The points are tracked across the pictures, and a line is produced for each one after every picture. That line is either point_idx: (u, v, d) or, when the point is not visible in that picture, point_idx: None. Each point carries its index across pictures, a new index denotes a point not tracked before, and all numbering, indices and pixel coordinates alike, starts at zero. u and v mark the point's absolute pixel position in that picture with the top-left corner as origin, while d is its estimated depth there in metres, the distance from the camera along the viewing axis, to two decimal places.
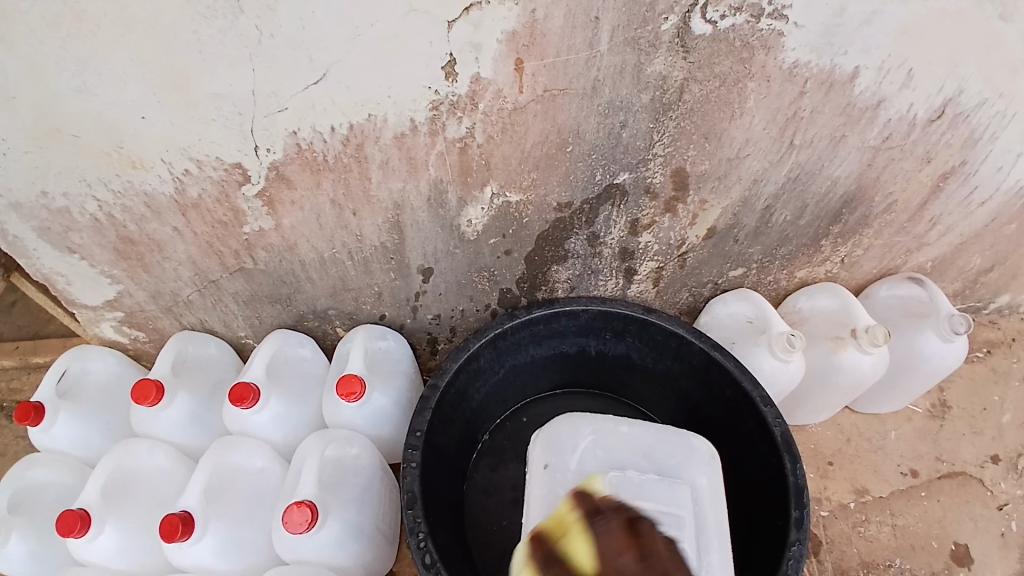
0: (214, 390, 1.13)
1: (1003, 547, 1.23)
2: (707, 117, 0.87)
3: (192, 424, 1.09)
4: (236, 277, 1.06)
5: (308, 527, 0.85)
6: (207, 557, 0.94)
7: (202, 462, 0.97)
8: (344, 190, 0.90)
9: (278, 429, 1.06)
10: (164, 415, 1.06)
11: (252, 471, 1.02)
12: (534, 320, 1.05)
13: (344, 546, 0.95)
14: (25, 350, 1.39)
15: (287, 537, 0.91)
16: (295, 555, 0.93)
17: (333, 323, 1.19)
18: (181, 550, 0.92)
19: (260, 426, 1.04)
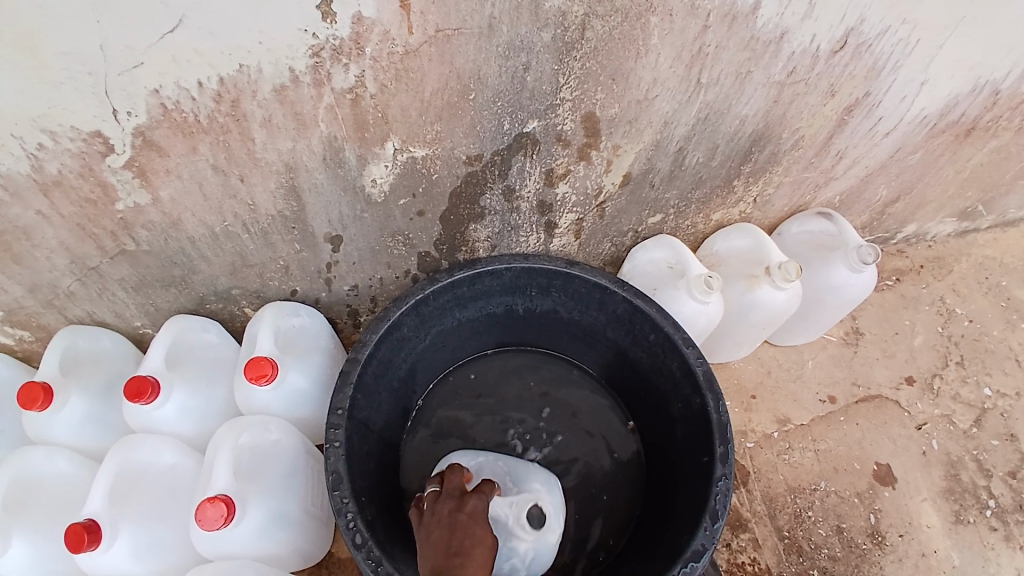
0: (115, 387, 1.03)
1: (925, 464, 1.32)
2: (612, 56, 0.83)
3: (93, 425, 0.99)
4: (119, 261, 0.95)
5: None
6: (123, 561, 0.87)
7: (105, 465, 0.88)
8: (226, 154, 0.81)
9: (188, 421, 0.98)
10: (58, 418, 0.95)
11: (163, 468, 0.93)
12: (457, 282, 1.01)
13: (272, 534, 0.90)
14: None
15: (206, 534, 0.85)
16: (219, 550, 0.88)
17: (241, 304, 1.10)
18: (90, 560, 0.85)
19: (165, 420, 0.95)
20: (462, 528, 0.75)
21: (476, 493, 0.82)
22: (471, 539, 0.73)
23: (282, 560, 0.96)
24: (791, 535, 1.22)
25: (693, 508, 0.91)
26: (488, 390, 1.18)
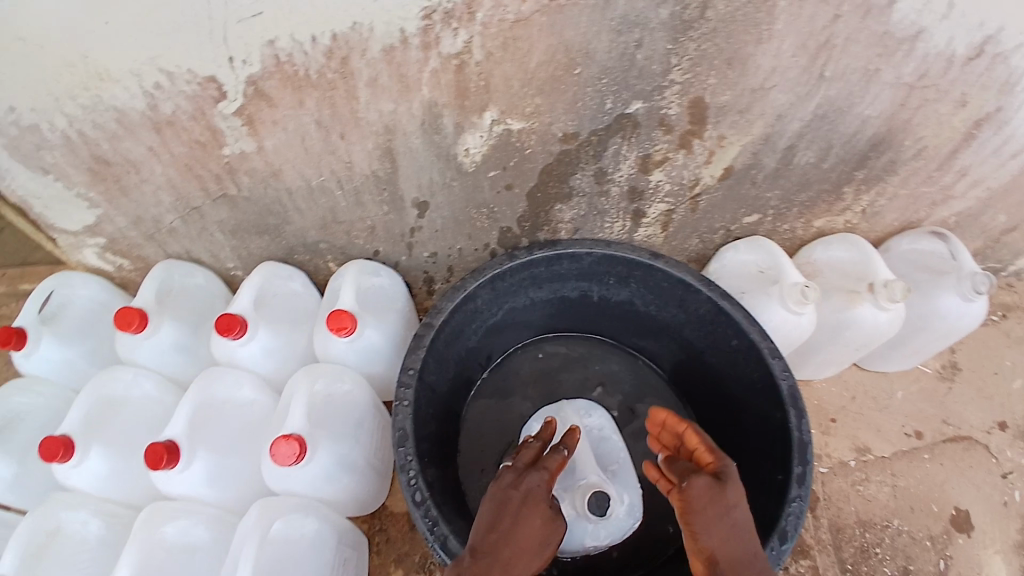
0: (201, 321, 1.09)
1: (1008, 518, 1.20)
2: (731, 40, 0.79)
3: (178, 353, 1.05)
4: (220, 204, 1.00)
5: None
6: (197, 482, 0.92)
7: (190, 392, 0.93)
8: (330, 110, 0.83)
9: (268, 361, 1.03)
10: (150, 343, 1.01)
11: (241, 402, 0.98)
12: (535, 261, 0.99)
13: (333, 478, 0.93)
14: (13, 276, 1.35)
15: (275, 469, 0.89)
16: (284, 486, 0.91)
17: (326, 258, 1.14)
18: (167, 481, 0.90)
19: (248, 357, 1.00)
20: (508, 506, 0.73)
21: (536, 468, 0.78)
22: (512, 521, 0.72)
23: (340, 505, 0.99)
24: (855, 569, 1.15)
25: (761, 527, 0.87)
26: (555, 375, 1.17)
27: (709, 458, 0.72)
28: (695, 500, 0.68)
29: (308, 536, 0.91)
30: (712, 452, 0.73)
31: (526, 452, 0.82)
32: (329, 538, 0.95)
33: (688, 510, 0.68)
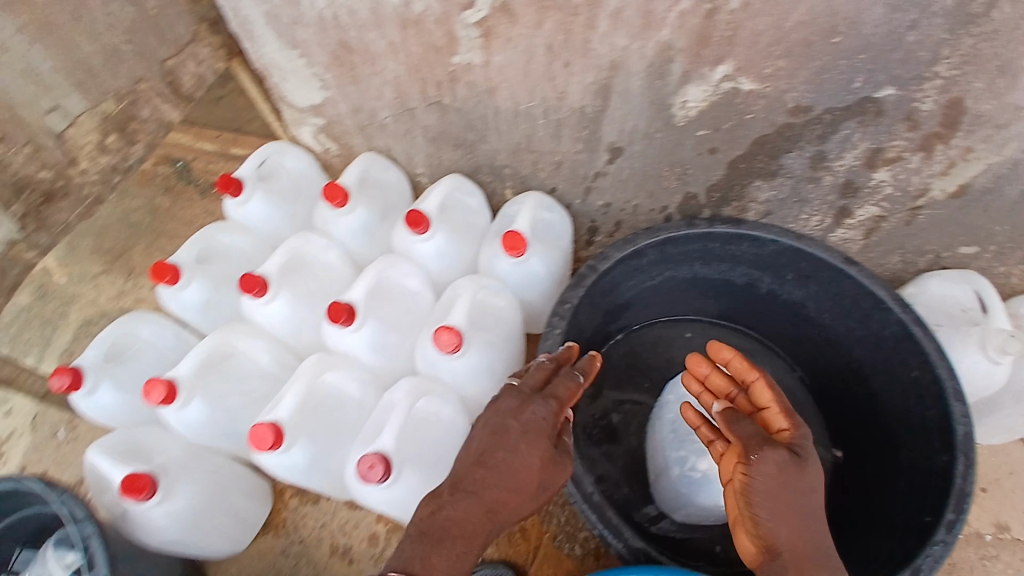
0: (387, 212, 1.18)
1: None
2: (1016, 44, 0.70)
3: (363, 234, 1.14)
4: (432, 110, 1.07)
5: (384, 458, 0.80)
6: (363, 346, 1.00)
7: (372, 267, 1.03)
8: (564, 36, 0.84)
9: (437, 263, 1.11)
10: (344, 221, 1.13)
11: (409, 290, 1.07)
12: (714, 235, 0.96)
13: (476, 378, 0.99)
14: (224, 139, 1.53)
15: (430, 353, 0.98)
16: (432, 370, 0.99)
17: (504, 184, 1.19)
18: (336, 341, 1.01)
19: (422, 254, 1.09)
20: (508, 438, 0.67)
21: (542, 398, 0.70)
22: (508, 453, 0.66)
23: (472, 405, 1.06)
24: None
25: (890, 565, 0.81)
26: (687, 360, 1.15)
27: (784, 424, 0.69)
28: (771, 471, 0.64)
29: (443, 423, 0.95)
30: (789, 417, 0.69)
31: (537, 372, 0.75)
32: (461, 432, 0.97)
33: (752, 485, 0.65)
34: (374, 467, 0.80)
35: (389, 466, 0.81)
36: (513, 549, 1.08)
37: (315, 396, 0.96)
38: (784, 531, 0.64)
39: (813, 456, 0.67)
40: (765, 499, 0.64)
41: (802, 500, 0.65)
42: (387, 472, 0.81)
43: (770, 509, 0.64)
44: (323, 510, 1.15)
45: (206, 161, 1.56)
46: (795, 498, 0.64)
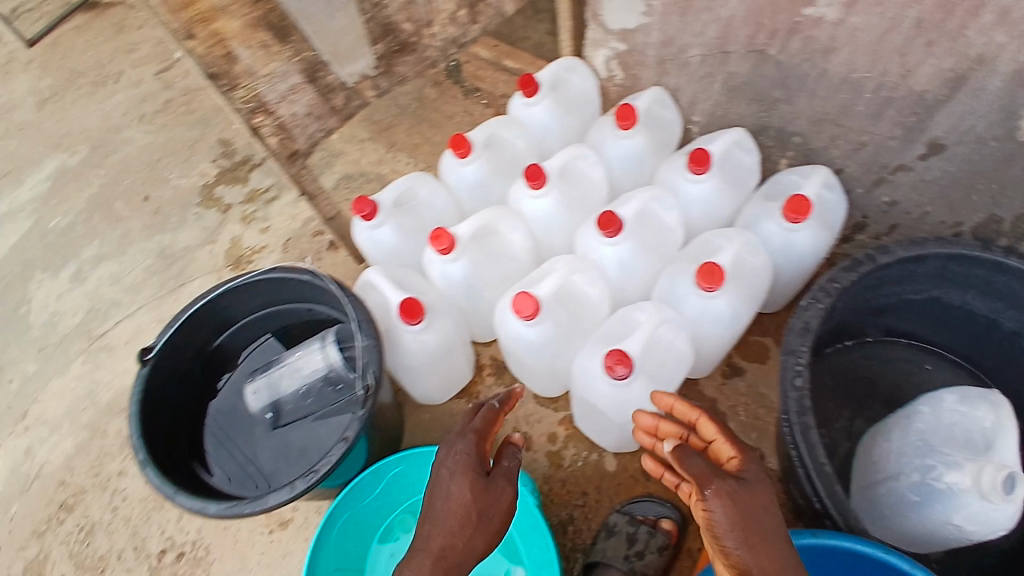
0: (655, 150, 1.25)
1: None
2: None
3: (629, 162, 1.25)
4: (748, 58, 1.17)
5: (628, 357, 0.94)
6: (614, 260, 1.14)
7: (641, 193, 1.14)
8: (942, 15, 0.95)
9: (697, 208, 1.20)
10: (619, 145, 1.23)
11: (662, 224, 1.16)
12: (1003, 269, 1.03)
13: (706, 320, 1.09)
14: (500, 50, 1.67)
15: (678, 282, 1.10)
16: (671, 300, 1.12)
17: (781, 151, 1.25)
18: (592, 250, 1.15)
19: (686, 195, 1.19)
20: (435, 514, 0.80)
21: (465, 434, 0.85)
22: (444, 501, 0.80)
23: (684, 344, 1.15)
24: None
25: None
26: (902, 382, 1.26)
27: (733, 453, 0.79)
28: (719, 506, 0.73)
29: (677, 351, 1.04)
30: (737, 447, 0.79)
31: (453, 458, 0.83)
32: (687, 364, 1.06)
33: (714, 518, 0.73)
34: (620, 361, 0.94)
35: (632, 365, 0.95)
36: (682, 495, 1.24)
37: (568, 292, 1.09)
38: (751, 553, 0.72)
39: (755, 475, 0.77)
40: (718, 533, 0.73)
41: (755, 519, 0.73)
42: (629, 369, 0.95)
43: (733, 544, 0.73)
44: (514, 396, 1.33)
45: (475, 65, 1.70)
46: (754, 521, 0.73)
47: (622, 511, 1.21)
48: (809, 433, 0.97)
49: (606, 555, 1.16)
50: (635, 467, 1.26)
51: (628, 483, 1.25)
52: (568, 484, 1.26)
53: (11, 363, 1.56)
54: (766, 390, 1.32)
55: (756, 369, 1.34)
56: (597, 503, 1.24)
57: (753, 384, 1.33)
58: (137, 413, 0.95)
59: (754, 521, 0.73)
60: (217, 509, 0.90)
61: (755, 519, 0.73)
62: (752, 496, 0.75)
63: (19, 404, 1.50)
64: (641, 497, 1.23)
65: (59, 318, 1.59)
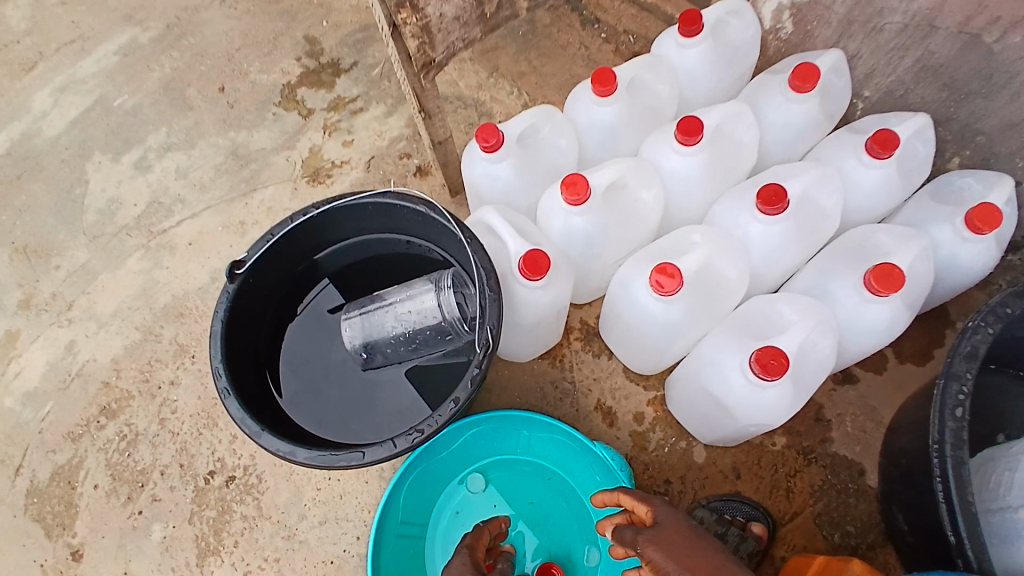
0: (818, 121, 1.18)
1: None
2: None
3: (788, 130, 1.18)
4: (957, 38, 1.05)
5: (781, 359, 0.83)
6: (766, 240, 1.03)
7: (808, 173, 1.02)
8: None
9: (859, 197, 1.14)
10: (784, 107, 1.15)
11: (820, 208, 1.04)
12: None
13: (861, 323, 1.01)
14: None
15: (838, 274, 1.03)
16: (825, 295, 1.04)
17: (957, 147, 1.18)
18: (740, 227, 1.05)
19: (854, 180, 1.13)
20: None
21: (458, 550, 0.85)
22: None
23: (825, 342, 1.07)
24: None
25: None
26: None
27: (644, 507, 0.79)
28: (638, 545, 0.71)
29: (821, 356, 0.93)
30: (643, 503, 0.80)
31: None
32: (827, 371, 0.96)
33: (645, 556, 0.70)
34: (777, 360, 0.83)
35: (788, 366, 0.84)
36: (772, 500, 1.16)
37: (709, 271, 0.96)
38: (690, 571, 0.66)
39: (663, 511, 0.77)
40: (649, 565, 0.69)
41: (682, 542, 0.70)
42: (784, 371, 0.84)
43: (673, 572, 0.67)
44: (603, 366, 1.22)
45: None
46: (680, 545, 0.70)
47: (709, 507, 1.13)
48: (962, 469, 0.88)
49: None
50: (725, 463, 1.18)
51: (716, 478, 1.16)
52: (651, 469, 1.17)
53: (60, 249, 1.46)
54: (877, 403, 1.22)
55: (869, 380, 1.24)
56: (680, 494, 1.16)
57: (864, 395, 1.23)
58: (223, 334, 0.87)
59: (678, 544, 0.69)
60: (306, 456, 0.81)
61: (681, 542, 0.70)
62: (671, 528, 0.73)
63: (70, 293, 1.41)
64: (729, 495, 1.15)
65: (118, 207, 1.49)
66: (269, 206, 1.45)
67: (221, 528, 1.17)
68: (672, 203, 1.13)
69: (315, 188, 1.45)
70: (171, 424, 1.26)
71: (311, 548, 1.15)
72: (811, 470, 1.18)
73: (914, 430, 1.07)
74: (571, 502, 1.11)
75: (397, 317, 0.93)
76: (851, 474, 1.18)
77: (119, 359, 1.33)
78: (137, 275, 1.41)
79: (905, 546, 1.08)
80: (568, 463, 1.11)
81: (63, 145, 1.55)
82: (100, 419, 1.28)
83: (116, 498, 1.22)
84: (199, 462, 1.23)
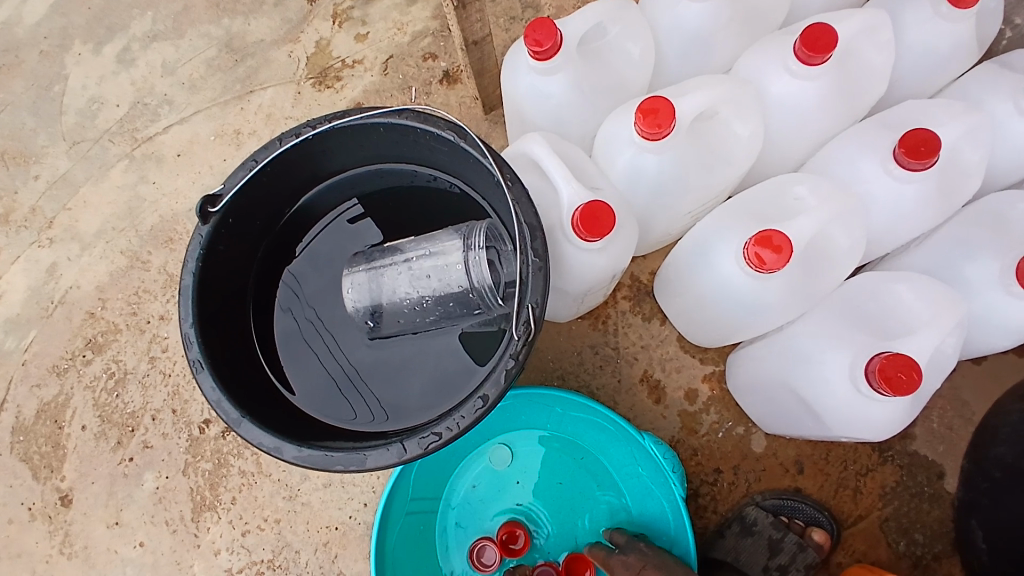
0: (969, 49, 0.88)
1: None
2: None
3: (930, 58, 0.88)
4: None
5: (914, 374, 0.62)
6: (893, 200, 0.78)
7: (965, 116, 0.76)
8: None
9: (1014, 153, 0.86)
10: (933, 25, 0.86)
11: (967, 163, 0.78)
12: None
13: (995, 322, 0.78)
14: None
15: (975, 251, 0.79)
16: (953, 277, 0.80)
17: None
18: (860, 180, 0.79)
19: (1011, 134, 0.85)
20: None
21: None
22: None
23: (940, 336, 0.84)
24: None
25: None
26: None
27: None
28: None
29: (946, 357, 0.72)
30: None
31: None
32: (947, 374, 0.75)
33: None
34: (907, 374, 0.62)
35: (919, 383, 0.63)
36: (835, 501, 0.99)
37: (818, 240, 0.73)
38: None
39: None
40: None
41: None
42: (913, 389, 0.63)
43: None
44: (653, 333, 1.02)
45: None
46: None
47: (764, 507, 0.98)
48: None
49: (738, 559, 0.96)
50: (787, 455, 0.99)
51: (774, 472, 0.99)
52: (700, 455, 0.99)
53: (38, 156, 1.26)
54: (970, 397, 0.99)
55: (965, 369, 1.00)
56: (730, 486, 0.99)
57: (955, 386, 1.00)
58: (194, 291, 0.68)
59: None
60: (295, 455, 0.64)
61: None
62: None
63: (51, 209, 1.24)
64: (789, 494, 0.98)
65: (99, 108, 1.26)
66: (267, 113, 1.21)
67: (217, 483, 1.07)
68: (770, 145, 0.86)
69: (321, 93, 1.20)
70: (162, 363, 1.13)
71: (313, 512, 1.04)
72: (885, 470, 0.99)
73: None
74: (604, 487, 0.96)
75: (414, 280, 0.73)
76: (928, 476, 0.98)
77: (104, 287, 1.17)
78: (122, 190, 1.22)
79: (980, 568, 0.92)
80: (605, 446, 0.94)
81: (43, 35, 1.29)
82: (86, 353, 1.15)
83: (105, 443, 1.11)
84: (193, 409, 1.10)
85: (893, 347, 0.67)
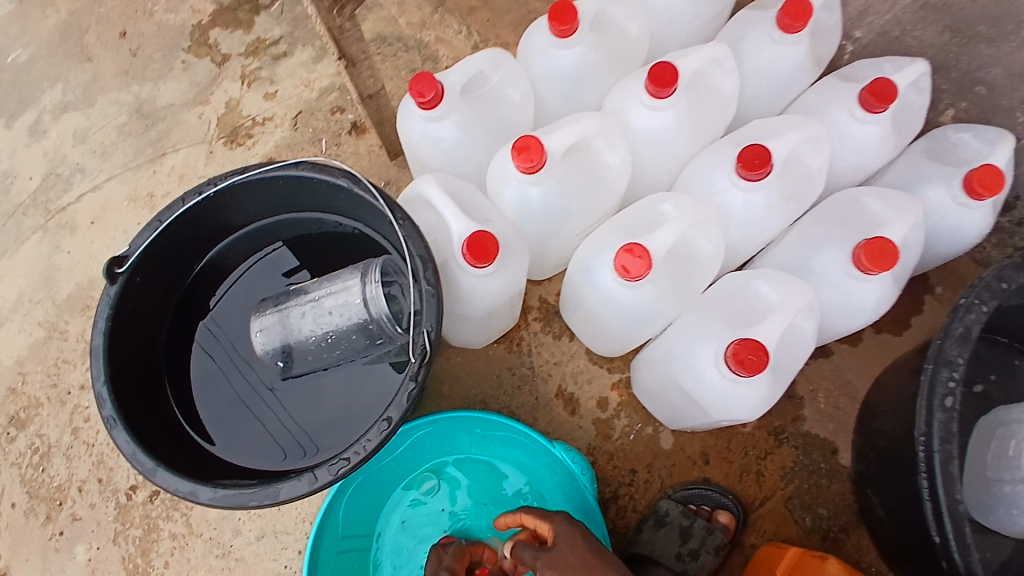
0: (808, 70, 1.02)
1: None
2: None
3: (775, 80, 1.01)
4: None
5: (764, 355, 0.71)
6: (746, 208, 0.89)
7: (801, 127, 0.86)
8: None
9: (855, 154, 0.99)
10: (772, 51, 0.99)
11: (807, 171, 0.90)
12: None
13: (845, 304, 0.89)
14: None
15: (820, 245, 0.90)
16: (806, 270, 0.91)
17: (953, 99, 1.09)
18: (718, 193, 0.90)
19: (850, 137, 0.98)
20: None
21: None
22: None
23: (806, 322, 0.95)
24: None
25: None
26: None
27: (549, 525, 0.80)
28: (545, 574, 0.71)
29: (802, 338, 0.82)
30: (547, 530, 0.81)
31: None
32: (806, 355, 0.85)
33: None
34: (757, 356, 0.71)
35: (768, 363, 0.72)
36: (741, 485, 1.07)
37: (682, 249, 0.82)
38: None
39: None
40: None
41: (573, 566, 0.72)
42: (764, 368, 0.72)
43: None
44: (564, 349, 1.09)
45: None
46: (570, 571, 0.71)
47: (675, 499, 1.04)
48: (950, 465, 0.76)
49: (655, 550, 1.02)
50: (694, 448, 1.07)
51: (684, 466, 1.07)
52: (616, 459, 1.06)
53: None
54: (852, 377, 1.11)
55: (843, 351, 1.11)
56: (646, 484, 1.06)
57: (838, 368, 1.11)
58: (105, 349, 0.71)
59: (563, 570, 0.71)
60: (210, 495, 0.66)
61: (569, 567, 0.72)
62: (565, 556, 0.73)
63: None
64: (697, 484, 1.06)
65: (13, 182, 1.27)
66: (180, 173, 1.24)
67: (150, 547, 1.05)
68: (642, 167, 0.97)
69: (234, 150, 1.24)
70: (85, 432, 1.11)
71: (249, 565, 1.04)
72: (782, 451, 1.08)
73: (892, 410, 0.97)
74: (528, 498, 1.01)
75: (319, 318, 0.77)
76: (823, 453, 1.08)
77: (23, 360, 1.16)
78: (38, 261, 1.21)
79: (875, 529, 1.01)
80: (524, 458, 1.00)
81: None
82: (9, 430, 1.12)
83: (35, 518, 1.09)
84: (119, 475, 1.09)
85: (752, 334, 0.76)
